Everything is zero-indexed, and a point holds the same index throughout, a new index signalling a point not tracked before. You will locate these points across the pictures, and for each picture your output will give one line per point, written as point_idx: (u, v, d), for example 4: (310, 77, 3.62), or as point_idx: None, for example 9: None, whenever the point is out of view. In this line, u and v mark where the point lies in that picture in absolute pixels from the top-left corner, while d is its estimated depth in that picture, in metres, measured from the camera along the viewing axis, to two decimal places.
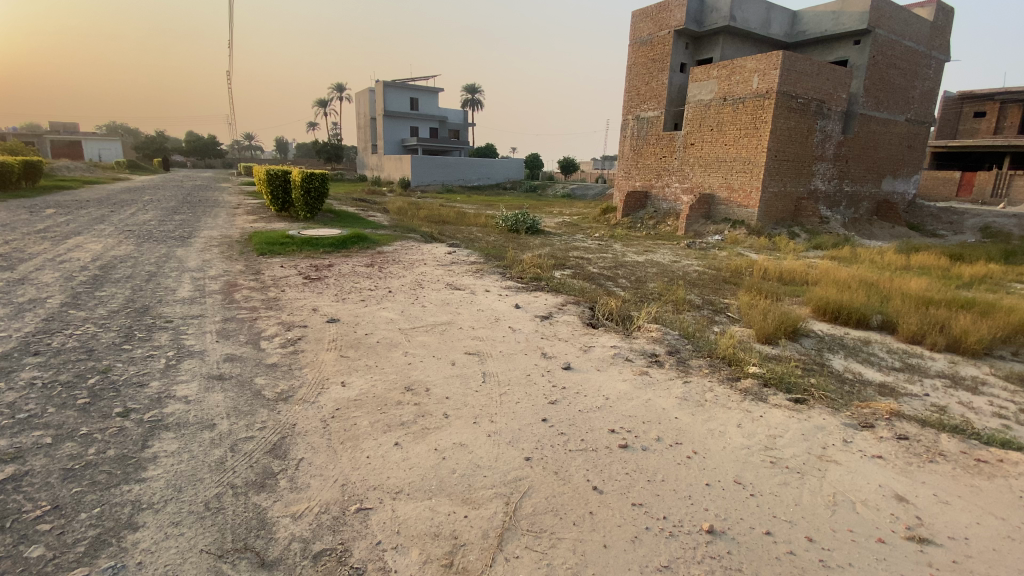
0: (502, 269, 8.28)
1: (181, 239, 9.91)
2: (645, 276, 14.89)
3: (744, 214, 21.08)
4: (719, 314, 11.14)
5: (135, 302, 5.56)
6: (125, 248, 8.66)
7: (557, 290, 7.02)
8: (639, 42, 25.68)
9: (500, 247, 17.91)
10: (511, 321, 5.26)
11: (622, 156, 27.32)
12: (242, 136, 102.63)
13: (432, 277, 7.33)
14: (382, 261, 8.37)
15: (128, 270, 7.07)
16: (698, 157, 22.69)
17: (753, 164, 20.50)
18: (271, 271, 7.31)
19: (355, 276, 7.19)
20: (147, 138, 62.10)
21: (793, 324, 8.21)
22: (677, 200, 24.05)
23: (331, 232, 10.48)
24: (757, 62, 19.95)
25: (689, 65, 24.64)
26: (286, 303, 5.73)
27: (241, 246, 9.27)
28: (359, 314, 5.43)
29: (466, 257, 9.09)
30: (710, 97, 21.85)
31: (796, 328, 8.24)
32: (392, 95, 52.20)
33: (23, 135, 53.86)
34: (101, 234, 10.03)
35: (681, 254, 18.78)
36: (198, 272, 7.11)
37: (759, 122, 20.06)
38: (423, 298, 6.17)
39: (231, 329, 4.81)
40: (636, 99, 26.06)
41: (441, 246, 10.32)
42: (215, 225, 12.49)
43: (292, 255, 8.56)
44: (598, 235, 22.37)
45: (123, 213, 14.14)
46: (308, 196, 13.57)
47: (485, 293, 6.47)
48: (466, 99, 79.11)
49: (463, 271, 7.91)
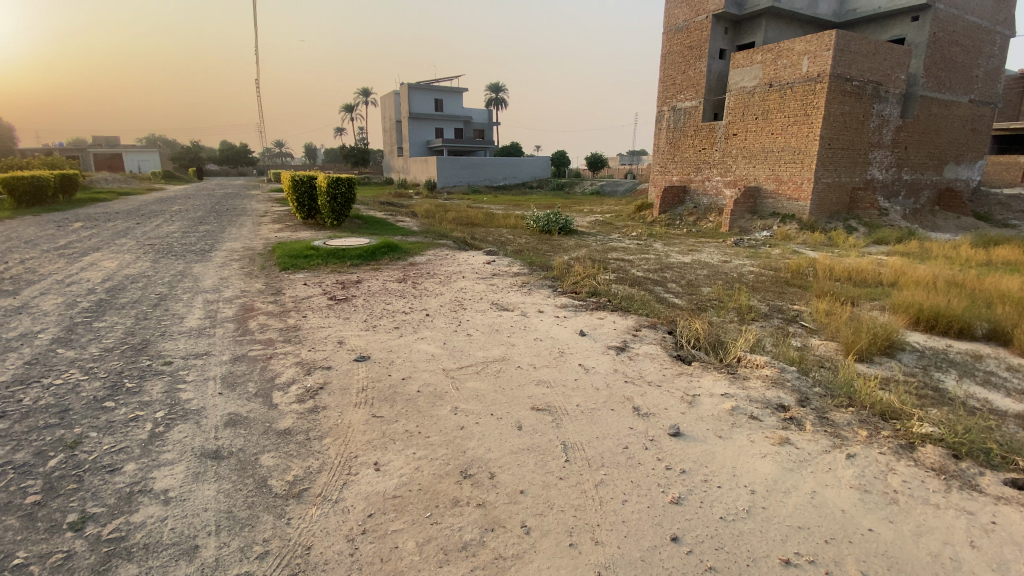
0: (549, 280, 7.24)
1: (201, 253, 9.23)
2: (696, 280, 13.58)
3: (795, 208, 19.42)
4: (792, 325, 9.76)
5: (135, 336, 4.74)
6: (140, 266, 8.00)
7: (617, 305, 5.91)
8: (673, 29, 24.23)
9: (535, 250, 16.84)
10: (579, 355, 4.22)
11: (658, 150, 25.85)
12: (274, 144, 104.88)
13: (474, 293, 6.37)
14: (413, 275, 7.44)
15: (137, 292, 6.32)
16: (743, 148, 21.10)
17: (803, 154, 18.81)
18: (294, 290, 6.49)
19: (384, 295, 6.26)
20: (183, 148, 63.55)
21: (885, 336, 6.60)
22: (720, 194, 22.48)
23: (358, 241, 9.63)
24: (806, 44, 18.28)
25: (729, 51, 23.04)
26: (306, 334, 4.82)
27: (264, 260, 8.53)
28: (394, 347, 4.48)
29: (507, 267, 8.07)
30: (755, 84, 20.28)
31: (891, 342, 6.64)
32: (417, 97, 51.84)
33: (67, 149, 55.78)
34: (119, 250, 9.45)
35: (729, 253, 17.34)
36: (212, 294, 6.31)
37: (810, 108, 18.38)
38: (466, 322, 5.20)
39: (239, 374, 3.90)
40: (673, 90, 24.58)
41: (478, 254, 9.35)
42: (240, 236, 11.85)
43: (314, 269, 7.72)
44: (637, 234, 21.05)
45: (149, 225, 13.73)
46: (334, 203, 12.84)
47: (538, 314, 5.45)
48: (491, 99, 78.30)
49: (505, 284, 6.90)
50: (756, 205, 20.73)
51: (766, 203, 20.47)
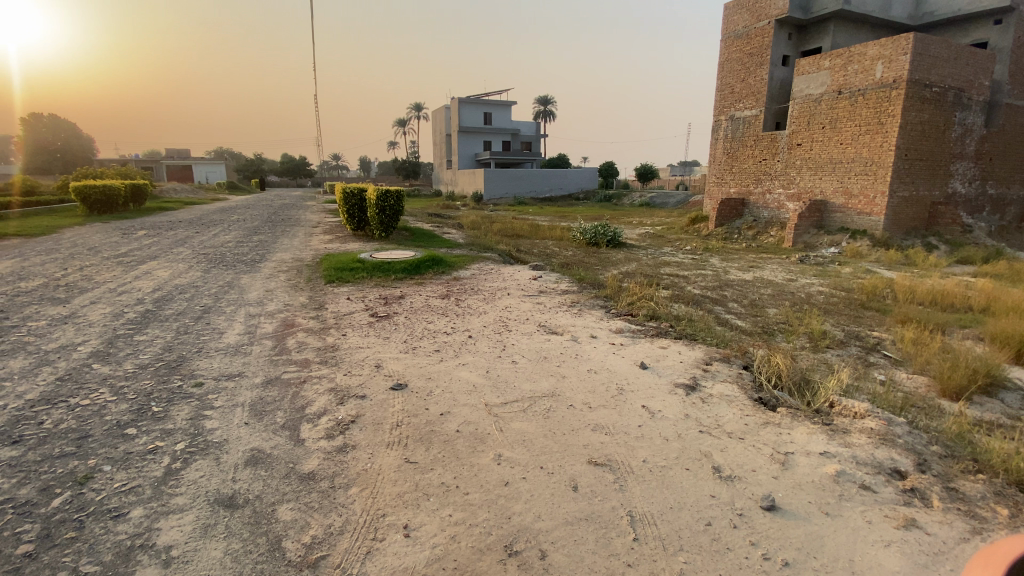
0: (602, 300, 6.70)
1: (251, 263, 9.31)
2: (759, 300, 12.59)
3: (866, 223, 17.92)
4: (872, 355, 8.73)
5: (171, 352, 4.60)
6: (192, 276, 8.10)
7: (680, 332, 5.31)
8: (732, 35, 23.22)
9: (583, 264, 16.26)
10: (641, 394, 3.68)
11: (714, 161, 24.73)
12: (331, 157, 109.62)
13: (521, 312, 5.93)
14: (457, 291, 7.09)
15: (183, 304, 6.31)
16: (808, 158, 19.77)
17: (876, 165, 17.34)
18: (336, 305, 6.29)
19: (426, 312, 5.93)
20: (247, 161, 67.23)
21: (983, 373, 5.38)
22: (782, 208, 21.13)
23: (404, 254, 9.45)
24: (879, 48, 16.95)
25: (793, 57, 21.80)
26: (343, 355, 4.52)
27: (310, 271, 8.47)
28: (435, 373, 4.10)
29: (555, 284, 7.60)
30: (822, 91, 19.00)
31: (991, 380, 5.37)
32: (466, 110, 52.61)
33: (146, 162, 60.21)
34: (175, 258, 9.70)
35: (793, 271, 16.13)
36: (254, 307, 6.19)
37: (884, 116, 16.95)
38: (512, 346, 4.75)
39: (267, 401, 3.61)
40: (731, 99, 23.50)
41: (525, 269, 8.93)
42: (290, 246, 11.99)
43: (357, 283, 7.54)
44: (690, 249, 20.07)
45: (208, 234, 14.23)
46: (382, 215, 12.85)
47: (591, 339, 4.94)
48: (540, 111, 78.59)
49: (554, 303, 6.43)
50: (822, 220, 19.29)
51: (834, 218, 19.02)
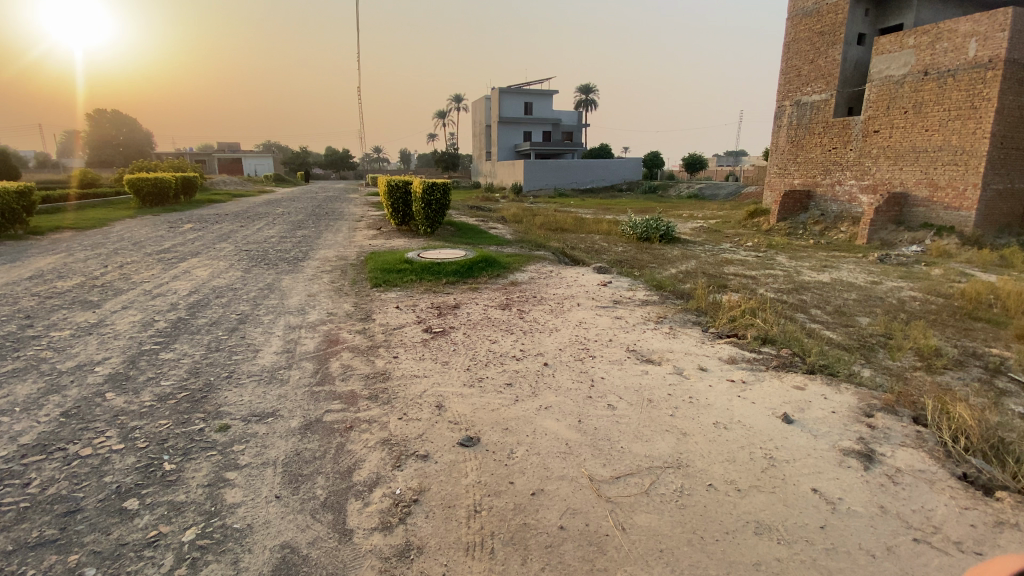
0: (693, 316, 5.64)
1: (293, 262, 8.69)
2: (846, 308, 11.09)
3: (954, 219, 15.76)
4: (1004, 379, 7.27)
5: (196, 377, 3.87)
6: (231, 276, 7.52)
7: (810, 363, 4.25)
8: (801, 13, 21.19)
9: (638, 262, 15.06)
10: (802, 473, 2.67)
11: (778, 150, 22.76)
12: (373, 150, 111.23)
13: (600, 331, 4.95)
14: (514, 299, 6.15)
15: (217, 311, 5.65)
16: (886, 147, 17.64)
17: (968, 154, 15.19)
18: (385, 315, 5.52)
19: (487, 327, 5.04)
20: (293, 154, 68.58)
21: None
22: (854, 201, 19.05)
23: (454, 253, 8.63)
24: (973, 24, 14.82)
25: (869, 35, 19.67)
26: (397, 387, 3.67)
27: (355, 272, 7.78)
28: (513, 418, 3.19)
29: (629, 291, 6.59)
30: (905, 72, 16.83)
31: None
32: (507, 101, 51.62)
33: (198, 156, 62.21)
34: (216, 255, 9.23)
35: (874, 272, 14.33)
36: (294, 317, 5.46)
37: (979, 100, 14.81)
38: (601, 380, 3.80)
39: (304, 459, 2.79)
40: (797, 82, 21.48)
41: (590, 273, 7.92)
42: (333, 242, 11.38)
43: (405, 287, 6.73)
44: (752, 245, 18.41)
45: (252, 228, 13.88)
46: (428, 209, 12.10)
47: (701, 375, 3.94)
48: (582, 100, 76.43)
49: (635, 318, 5.40)
50: (902, 215, 17.06)
51: (916, 212, 16.80)
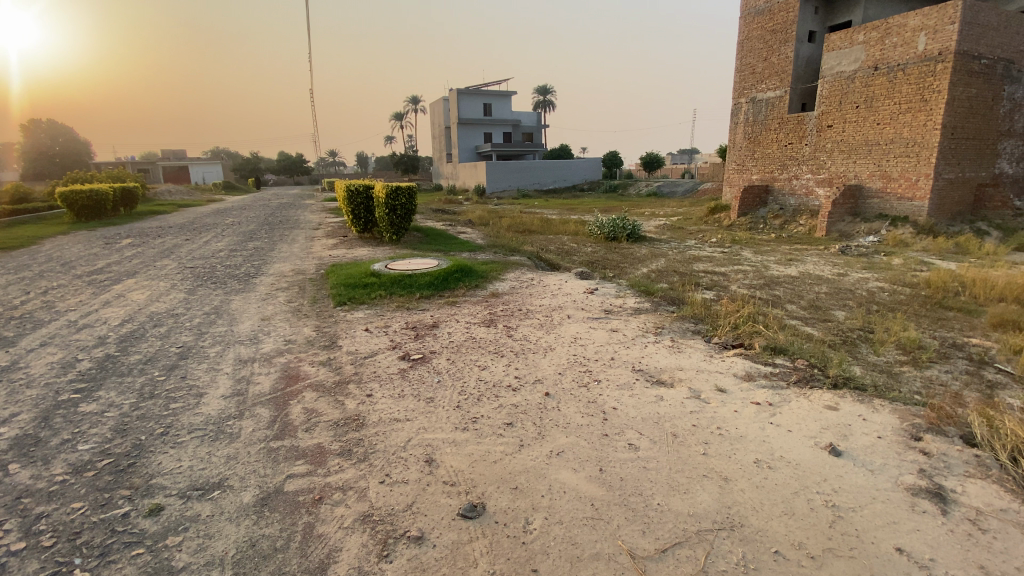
0: (693, 324, 5.25)
1: (245, 279, 7.83)
2: (820, 302, 11.05)
3: (908, 209, 16.15)
4: (986, 370, 7.25)
5: (123, 437, 3.11)
6: (173, 299, 6.63)
7: (832, 377, 3.93)
8: (753, 12, 21.46)
9: (609, 262, 14.78)
10: (877, 528, 2.25)
11: (736, 147, 23.00)
12: (328, 156, 108.07)
13: (597, 348, 4.43)
14: (497, 313, 5.57)
15: (154, 344, 4.82)
16: (840, 141, 18.00)
17: (919, 146, 15.58)
18: (354, 340, 4.86)
19: (470, 350, 4.45)
20: (244, 161, 65.60)
21: None
22: (811, 194, 19.37)
23: (426, 262, 8.00)
24: (922, 18, 15.14)
25: (819, 33, 20.10)
26: (375, 436, 3.04)
27: (316, 289, 7.04)
28: (521, 472, 2.64)
29: (617, 299, 6.16)
30: (856, 67, 17.19)
31: None
32: (466, 102, 50.97)
33: (139, 164, 58.53)
34: (157, 275, 8.24)
35: (837, 263, 14.46)
36: (246, 348, 4.70)
37: (928, 92, 15.19)
38: (614, 410, 3.27)
39: (262, 554, 2.15)
40: (752, 80, 21.74)
41: (573, 280, 7.45)
42: (290, 254, 10.51)
43: (373, 304, 6.06)
44: (717, 241, 18.42)
45: (200, 241, 12.76)
46: (392, 215, 11.37)
47: (722, 398, 3.48)
48: (540, 102, 76.61)
49: (631, 330, 4.93)
50: (857, 207, 17.45)
51: (871, 204, 17.17)
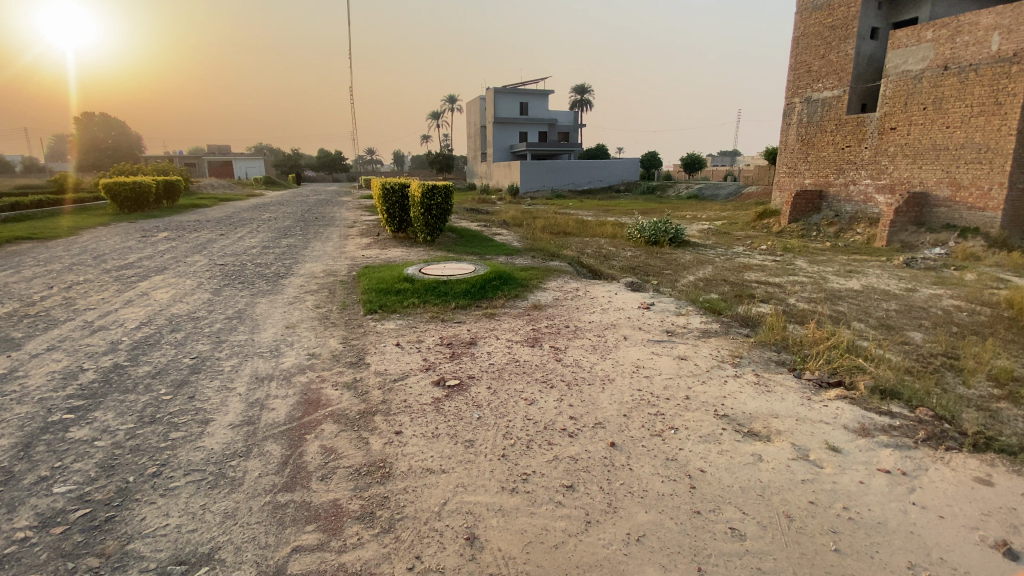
0: (777, 354, 4.48)
1: (274, 280, 7.44)
2: (891, 321, 9.85)
3: (977, 220, 14.20)
4: None
5: (108, 479, 2.64)
6: (195, 299, 6.26)
7: (972, 436, 3.11)
8: (811, 6, 19.59)
9: (650, 268, 13.89)
10: None
11: (787, 149, 21.15)
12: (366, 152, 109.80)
13: (666, 381, 3.74)
14: (543, 331, 4.89)
15: (165, 354, 4.39)
16: (903, 145, 16.09)
17: (993, 152, 13.66)
18: (383, 356, 4.30)
19: (511, 376, 3.80)
20: (285, 157, 67.12)
21: None
22: (869, 201, 17.49)
23: (462, 268, 7.40)
24: (998, 15, 13.29)
25: (882, 30, 18.26)
26: (404, 495, 2.45)
27: (346, 293, 6.57)
28: (593, 567, 2.00)
29: (680, 318, 5.42)
30: (923, 67, 15.28)
31: None
32: (502, 101, 50.47)
33: (186, 158, 60.67)
34: (184, 272, 7.96)
35: (902, 277, 12.87)
36: (264, 362, 4.20)
37: (1004, 95, 13.31)
38: (701, 476, 2.61)
39: None
40: (807, 79, 19.89)
41: (623, 291, 6.74)
42: (321, 253, 10.16)
43: (405, 314, 5.50)
44: (767, 248, 17.06)
45: (234, 237, 12.59)
46: (428, 214, 10.90)
47: (838, 463, 2.76)
48: (578, 102, 75.26)
49: (704, 359, 4.20)
50: (921, 216, 15.46)
51: (937, 213, 15.19)
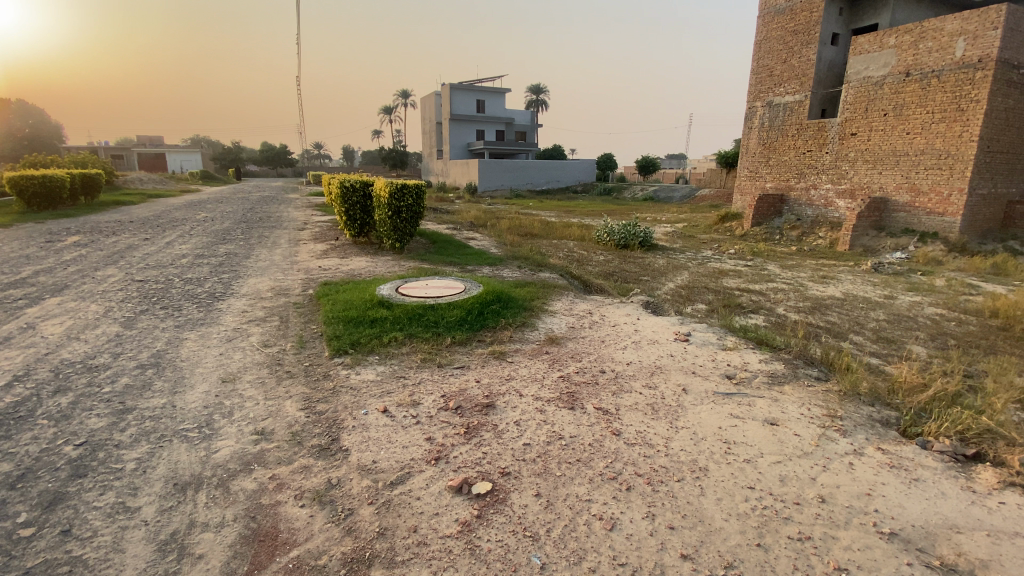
0: (880, 411, 3.56)
1: (207, 303, 5.89)
2: (887, 332, 8.72)
3: (936, 225, 13.75)
4: None
5: None
6: (93, 336, 4.66)
7: None
8: (773, 10, 18.69)
9: (629, 274, 13.04)
10: None
11: (747, 152, 20.10)
12: (314, 147, 104.82)
13: (779, 473, 2.70)
14: (575, 382, 3.72)
15: (34, 439, 2.90)
16: (864, 151, 15.39)
17: (953, 157, 13.20)
18: (364, 433, 3.01)
19: (562, 470, 2.63)
20: (224, 150, 62.53)
21: None
22: (830, 205, 16.69)
23: (446, 286, 6.12)
24: (963, 21, 12.80)
25: (843, 37, 17.60)
26: None
27: (304, 322, 5.20)
28: None
29: (729, 355, 4.41)
30: (885, 73, 14.62)
31: None
32: (458, 97, 48.78)
33: (112, 150, 55.47)
34: (90, 291, 6.24)
35: (875, 283, 11.92)
36: (189, 451, 2.81)
37: (966, 101, 12.84)
38: None
39: None
40: (769, 82, 18.97)
41: (643, 314, 5.70)
42: (270, 263, 8.58)
43: (388, 356, 4.23)
44: (736, 251, 16.11)
45: (161, 241, 10.65)
46: (396, 218, 9.53)
47: None
48: (532, 101, 74.48)
49: (802, 427, 3.21)
50: (880, 220, 14.91)
51: (896, 218, 14.66)
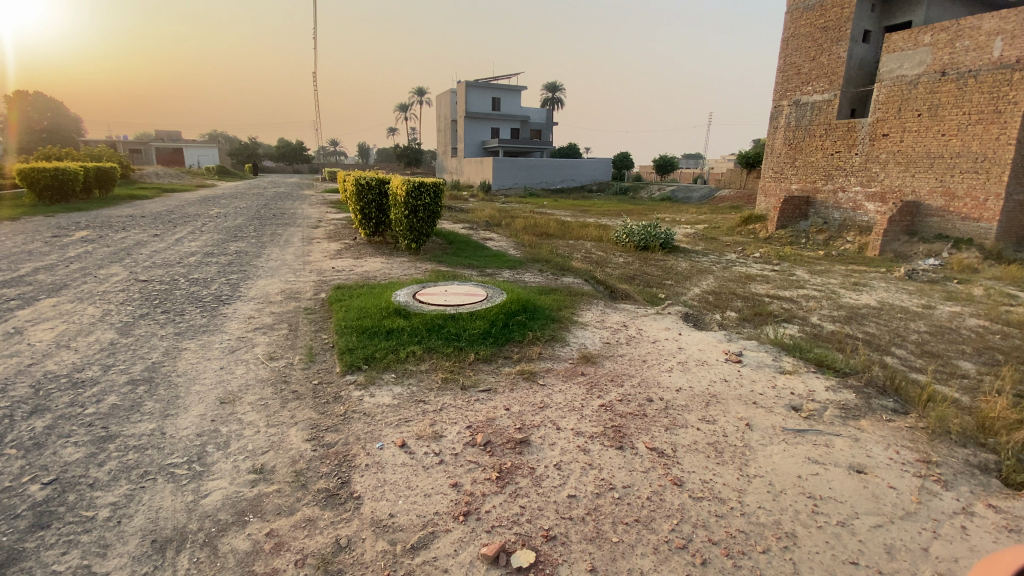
0: (978, 454, 3.03)
1: (211, 307, 5.50)
2: (932, 347, 8.05)
3: (971, 231, 12.97)
4: None
5: None
6: (83, 344, 4.27)
7: None
8: (802, 6, 17.86)
9: (651, 278, 12.49)
10: None
11: (772, 152, 19.30)
12: (330, 144, 105.16)
13: (884, 544, 2.20)
14: (620, 413, 3.23)
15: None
16: (895, 153, 14.61)
17: (990, 161, 12.41)
18: (378, 475, 2.56)
19: (618, 535, 2.15)
20: (240, 146, 62.86)
21: None
22: (858, 208, 15.91)
23: (467, 293, 5.67)
24: (1000, 19, 12.02)
25: (875, 34, 16.75)
26: None
27: (314, 331, 4.77)
28: None
29: (790, 380, 3.88)
30: (919, 72, 13.82)
31: None
32: (472, 95, 48.33)
33: (131, 145, 56.05)
34: (88, 292, 5.89)
35: (911, 291, 11.20)
36: (173, 496, 2.38)
37: (1003, 103, 12.07)
38: None
39: None
40: (796, 81, 18.16)
41: (684, 328, 5.19)
42: (279, 263, 8.20)
43: (405, 374, 3.78)
44: (761, 255, 15.42)
45: (170, 238, 10.36)
46: (412, 216, 9.11)
47: None
48: (547, 99, 73.74)
49: (898, 478, 2.69)
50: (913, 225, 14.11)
51: (929, 223, 13.85)
